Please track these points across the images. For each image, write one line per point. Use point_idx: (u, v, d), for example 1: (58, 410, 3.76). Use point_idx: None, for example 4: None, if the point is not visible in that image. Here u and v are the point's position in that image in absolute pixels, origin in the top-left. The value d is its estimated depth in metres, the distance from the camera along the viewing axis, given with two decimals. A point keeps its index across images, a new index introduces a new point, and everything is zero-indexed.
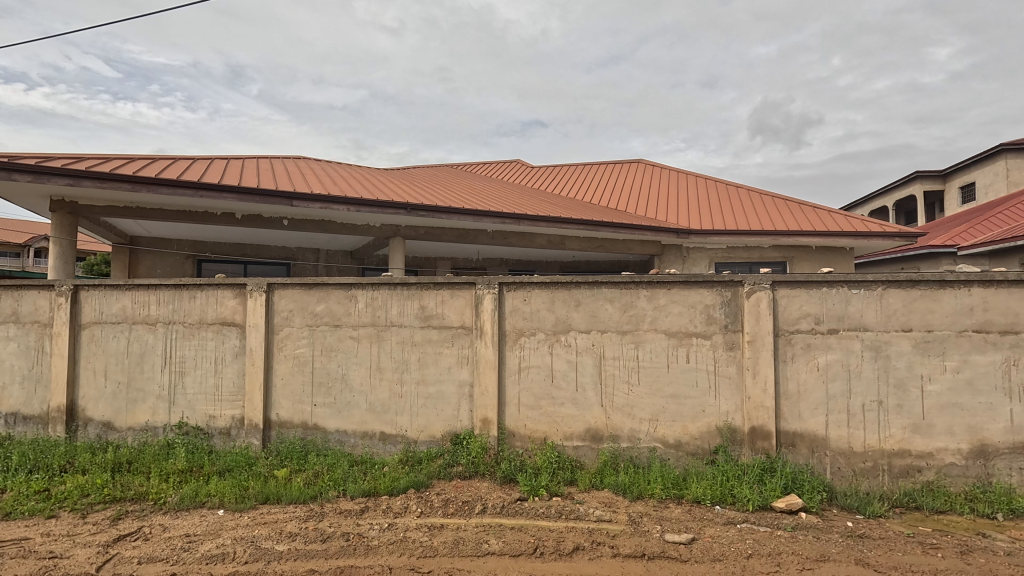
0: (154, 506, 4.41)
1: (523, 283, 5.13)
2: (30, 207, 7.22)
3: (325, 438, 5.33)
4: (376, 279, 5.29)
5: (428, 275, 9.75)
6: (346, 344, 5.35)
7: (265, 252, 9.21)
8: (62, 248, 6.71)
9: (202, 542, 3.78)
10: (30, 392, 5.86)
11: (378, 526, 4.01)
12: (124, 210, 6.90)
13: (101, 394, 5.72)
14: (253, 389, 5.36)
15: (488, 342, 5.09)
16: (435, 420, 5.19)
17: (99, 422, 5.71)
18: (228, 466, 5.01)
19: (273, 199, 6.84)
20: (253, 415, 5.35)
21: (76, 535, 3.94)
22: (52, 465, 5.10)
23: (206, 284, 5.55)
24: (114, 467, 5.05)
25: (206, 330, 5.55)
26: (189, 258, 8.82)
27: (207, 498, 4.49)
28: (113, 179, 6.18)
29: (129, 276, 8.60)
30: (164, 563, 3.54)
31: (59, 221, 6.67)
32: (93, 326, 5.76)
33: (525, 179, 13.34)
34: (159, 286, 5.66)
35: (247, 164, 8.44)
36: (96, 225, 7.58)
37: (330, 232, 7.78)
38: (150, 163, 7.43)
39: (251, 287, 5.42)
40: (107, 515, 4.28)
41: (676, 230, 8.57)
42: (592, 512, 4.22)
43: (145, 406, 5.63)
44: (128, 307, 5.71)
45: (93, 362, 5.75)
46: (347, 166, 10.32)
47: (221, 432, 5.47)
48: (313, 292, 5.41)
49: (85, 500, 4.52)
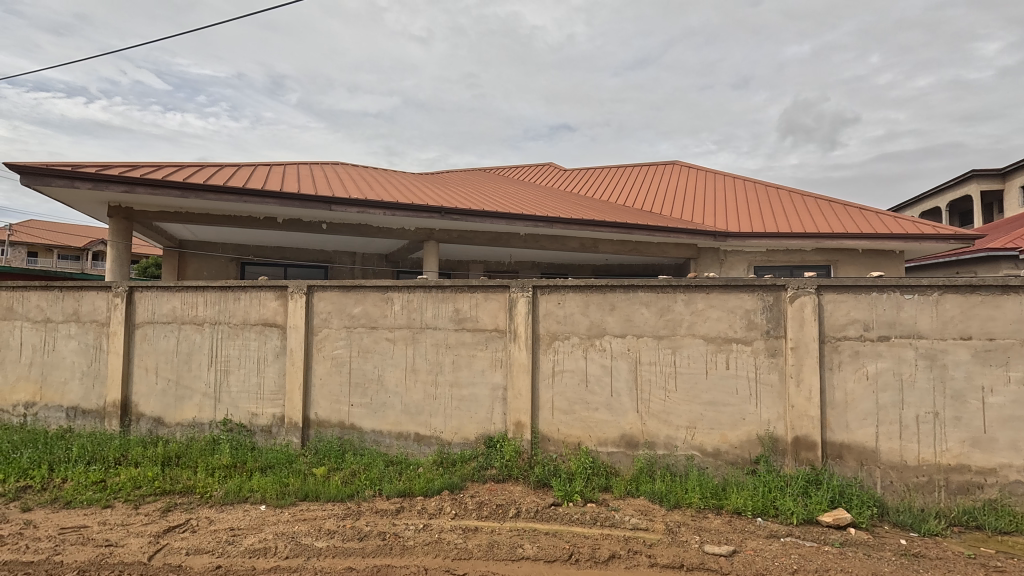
0: (200, 500, 4.59)
1: (557, 286, 5.10)
2: (90, 212, 7.67)
3: (361, 438, 5.43)
4: (412, 282, 5.37)
5: (462, 278, 9.87)
6: (382, 346, 5.45)
7: (304, 255, 9.50)
8: (119, 252, 7.10)
9: (246, 536, 3.89)
10: (89, 387, 6.20)
11: (414, 526, 4.05)
12: (174, 216, 7.24)
13: (152, 390, 6.00)
14: (293, 389, 5.51)
15: (522, 346, 5.08)
16: (469, 423, 5.21)
17: (150, 418, 5.99)
18: (269, 463, 5.16)
19: (313, 204, 7.05)
20: (293, 414, 5.50)
21: (130, 525, 4.13)
22: (106, 457, 5.36)
23: (250, 286, 5.75)
24: (162, 462, 5.28)
25: (249, 330, 5.75)
26: (233, 261, 9.19)
27: (249, 493, 4.64)
28: (165, 186, 6.52)
29: (179, 278, 9.03)
30: (210, 555, 3.66)
31: (115, 226, 7.09)
32: (146, 325, 6.05)
33: (558, 182, 13.35)
34: (206, 288, 5.90)
35: (288, 171, 8.73)
36: (149, 229, 8.00)
37: (367, 235, 7.94)
38: (199, 170, 7.78)
39: (292, 289, 5.59)
40: (157, 506, 4.48)
41: (713, 232, 8.37)
42: (628, 520, 4.14)
43: (192, 403, 5.87)
44: (178, 307, 5.97)
45: (145, 360, 6.03)
46: (384, 171, 10.53)
47: (263, 429, 5.64)
48: (351, 294, 5.52)
49: (137, 491, 4.74)
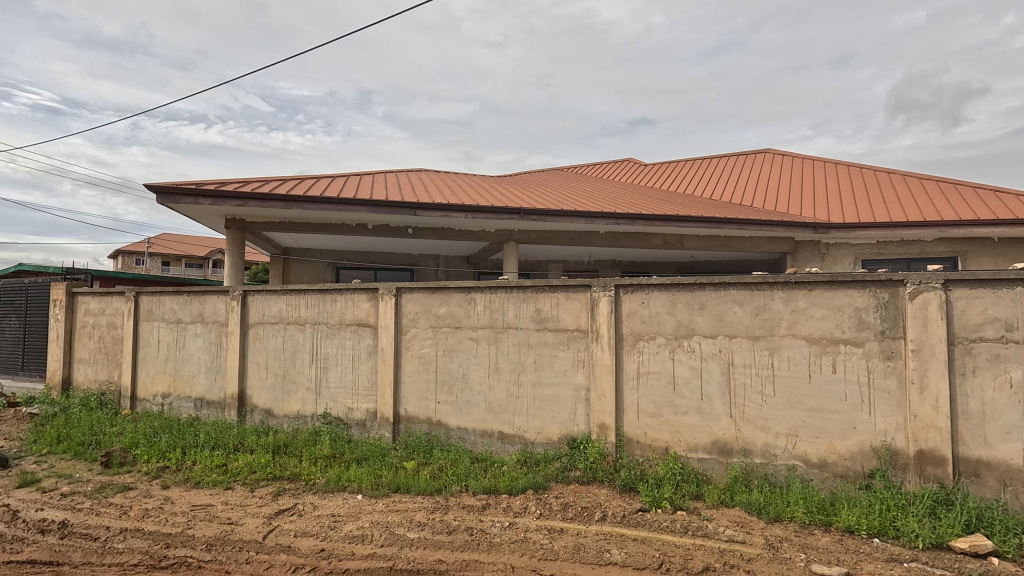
0: (305, 486, 4.97)
1: (641, 285, 4.94)
2: (211, 225, 8.62)
3: (447, 435, 5.61)
4: (493, 283, 5.45)
5: (541, 278, 9.88)
6: (465, 345, 5.59)
7: (392, 258, 10.02)
8: (235, 259, 7.91)
9: (345, 522, 4.16)
10: (212, 380, 6.95)
11: (500, 524, 4.10)
12: (279, 226, 7.94)
13: (263, 384, 6.60)
14: (384, 386, 5.82)
15: (605, 346, 4.98)
16: (552, 423, 5.20)
17: (262, 409, 6.59)
18: (364, 455, 5.48)
19: (399, 210, 7.40)
20: (385, 409, 5.80)
21: (247, 506, 4.57)
22: (227, 443, 5.98)
23: (345, 289, 6.15)
24: (273, 450, 5.79)
25: (345, 330, 6.14)
26: (330, 266, 9.90)
27: (347, 483, 4.95)
28: (271, 200, 7.19)
29: (284, 282, 9.88)
30: (314, 538, 3.94)
31: (231, 237, 7.93)
32: (258, 325, 6.67)
33: (638, 177, 12.97)
34: (307, 291, 6.39)
35: (376, 179, 9.24)
36: (258, 238, 8.82)
37: (449, 238, 8.20)
38: (299, 182, 8.46)
39: (382, 291, 5.90)
40: (269, 490, 4.93)
41: (813, 224, 7.70)
42: (722, 532, 3.91)
43: (297, 396, 6.39)
44: (284, 309, 6.52)
45: (257, 357, 6.65)
46: (464, 175, 10.81)
47: (358, 423, 6.01)
48: (436, 295, 5.72)
49: (252, 476, 5.24)
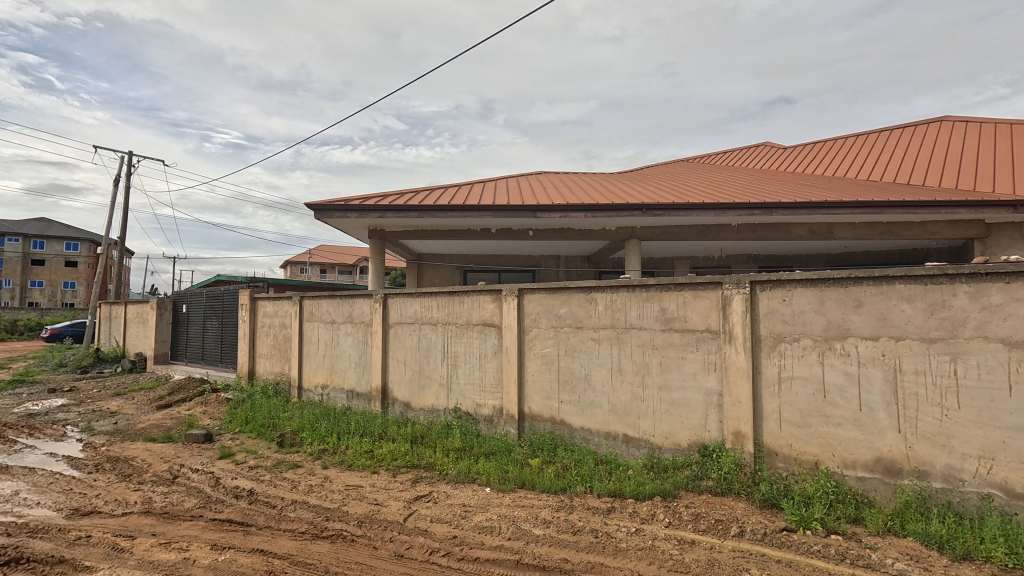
0: (439, 476, 5.34)
1: (781, 281, 4.47)
2: (357, 236, 9.66)
3: (571, 434, 5.62)
4: (615, 282, 5.34)
5: (666, 276, 9.45)
6: (587, 345, 5.55)
7: (514, 260, 10.34)
8: (377, 266, 8.78)
9: (475, 513, 4.39)
10: (361, 374, 7.79)
11: (626, 529, 4.00)
12: (413, 234, 8.64)
13: (402, 379, 7.23)
14: (509, 384, 6.02)
15: (739, 348, 4.59)
16: (681, 429, 4.94)
17: (401, 402, 7.22)
18: (492, 450, 5.72)
19: (520, 213, 7.60)
20: (510, 406, 6.00)
21: (391, 489, 5.05)
22: (373, 431, 6.65)
23: (472, 291, 6.48)
24: (411, 439, 6.31)
25: (472, 330, 6.48)
26: (458, 269, 10.53)
27: (477, 475, 5.22)
28: (406, 210, 7.85)
29: (418, 285, 10.71)
30: (448, 525, 4.21)
31: (373, 245, 8.82)
32: (396, 325, 7.32)
33: (776, 162, 11.77)
34: (438, 293, 6.86)
35: (498, 185, 9.59)
36: (396, 246, 9.69)
37: (570, 238, 8.21)
38: (430, 192, 9.11)
39: (505, 292, 6.11)
40: (409, 477, 5.38)
41: (1012, 202, 6.31)
42: (890, 564, 3.38)
43: (431, 391, 6.89)
44: (418, 310, 7.08)
45: (397, 354, 7.31)
46: (583, 175, 10.74)
47: (485, 419, 6.29)
48: (557, 296, 5.77)
49: (394, 462, 5.77)
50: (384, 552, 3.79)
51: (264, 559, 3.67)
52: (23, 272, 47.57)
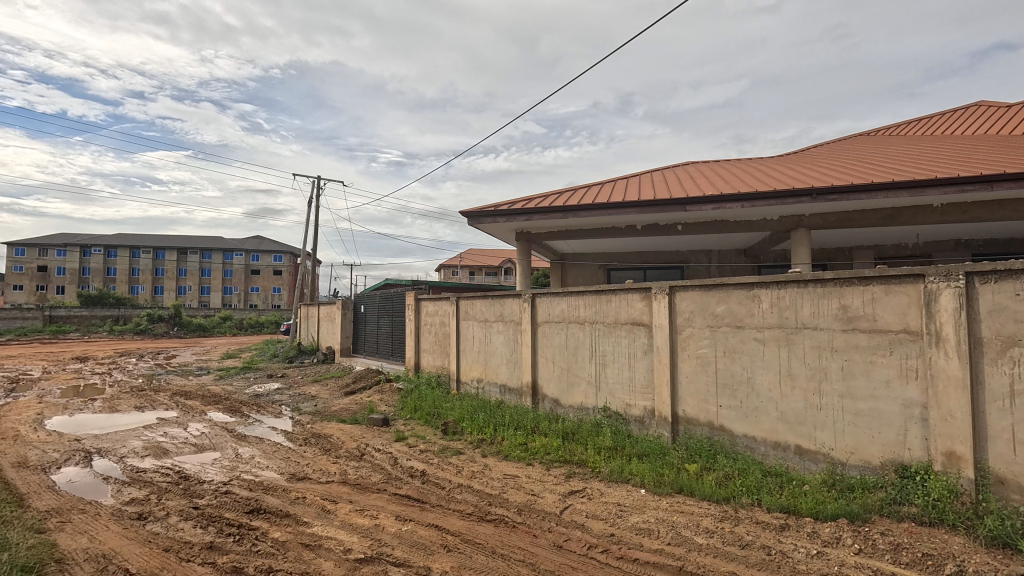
0: (592, 473, 5.38)
1: (1012, 271, 3.63)
2: (505, 239, 10.17)
3: (733, 441, 5.24)
4: (782, 277, 4.85)
5: (843, 269, 8.28)
6: (750, 346, 5.12)
7: (661, 257, 9.95)
8: (524, 267, 9.14)
9: (631, 514, 4.33)
10: (512, 370, 8.19)
11: (804, 550, 3.61)
12: (558, 234, 8.82)
13: (551, 376, 7.43)
14: (661, 385, 5.82)
15: (951, 353, 3.84)
16: (871, 444, 4.30)
17: (551, 398, 7.43)
18: (645, 451, 5.59)
19: (668, 207, 7.29)
20: (663, 408, 5.80)
21: (546, 482, 5.23)
22: (526, 425, 6.95)
23: (619, 289, 6.41)
24: (562, 435, 6.45)
25: (620, 329, 6.40)
26: (602, 268, 10.47)
27: (630, 476, 5.15)
28: (551, 212, 8.06)
29: (563, 285, 10.90)
30: (604, 522, 4.23)
31: (520, 247, 9.21)
32: (545, 324, 7.55)
33: (997, 124, 9.53)
34: (585, 292, 6.91)
35: (643, 179, 9.31)
36: (541, 247, 9.98)
37: (724, 231, 7.64)
38: (573, 193, 9.21)
39: (655, 290, 5.92)
40: (562, 471, 5.52)
41: None
42: None
43: (580, 389, 6.97)
44: (566, 309, 7.21)
45: (546, 351, 7.53)
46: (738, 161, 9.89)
47: (637, 420, 6.17)
48: (713, 293, 5.42)
49: (548, 457, 5.96)
50: (544, 541, 3.95)
51: (438, 534, 4.09)
52: (246, 280, 59.09)
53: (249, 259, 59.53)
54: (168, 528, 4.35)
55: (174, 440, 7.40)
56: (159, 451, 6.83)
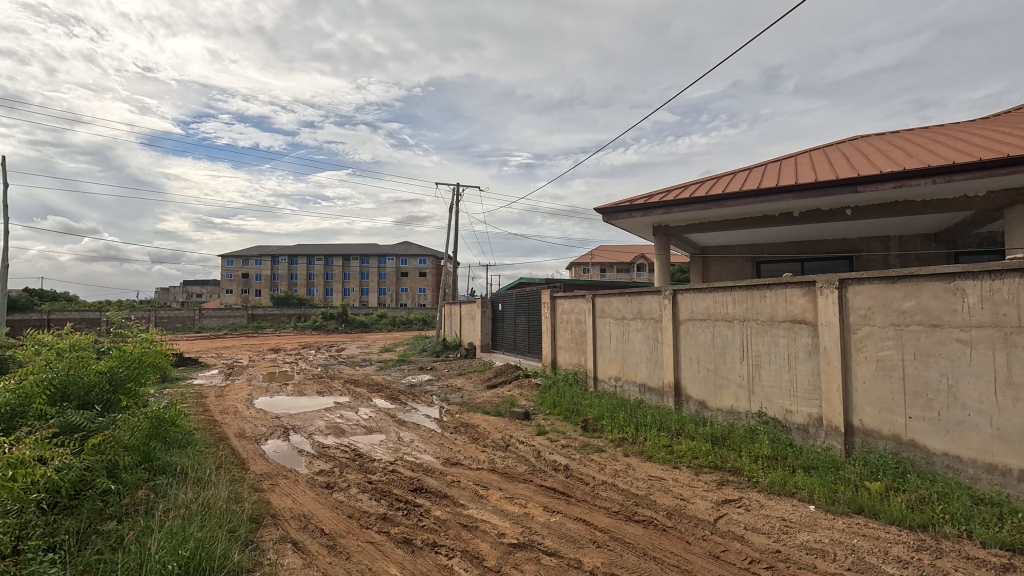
0: (749, 482, 4.99)
1: None
2: (642, 234, 9.87)
3: (928, 460, 4.46)
4: (996, 266, 3.99)
5: None
6: (951, 349, 4.32)
7: (823, 247, 8.83)
8: (663, 262, 8.78)
9: (800, 531, 3.93)
10: (652, 370, 7.92)
11: None
12: (700, 227, 8.32)
13: (697, 377, 7.03)
14: (831, 391, 5.17)
15: None
16: None
17: (696, 400, 7.03)
18: (812, 464, 5.02)
19: (834, 190, 6.43)
20: (833, 417, 5.15)
21: (696, 487, 4.98)
22: (670, 427, 6.67)
23: (776, 284, 5.83)
24: (711, 440, 6.08)
25: (778, 327, 5.83)
26: (750, 261, 9.62)
27: (795, 489, 4.67)
28: (692, 203, 7.63)
29: (705, 280, 10.25)
30: (767, 537, 3.90)
31: (659, 242, 8.87)
32: (688, 322, 7.18)
33: None
34: (734, 287, 6.42)
35: (801, 160, 8.34)
36: (680, 241, 9.50)
37: (909, 213, 6.51)
38: (717, 181, 8.60)
39: (821, 284, 5.28)
40: (714, 478, 5.20)
41: None
42: None
43: (729, 392, 6.50)
44: (711, 306, 6.77)
45: (689, 351, 7.15)
46: (925, 130, 8.36)
47: (799, 428, 5.57)
48: (897, 287, 4.67)
49: (696, 461, 5.67)
50: (699, 548, 3.77)
51: (587, 528, 4.13)
52: (397, 281, 65.46)
53: (399, 263, 65.81)
54: (350, 497, 5.02)
55: (349, 422, 8.49)
56: (337, 430, 7.91)
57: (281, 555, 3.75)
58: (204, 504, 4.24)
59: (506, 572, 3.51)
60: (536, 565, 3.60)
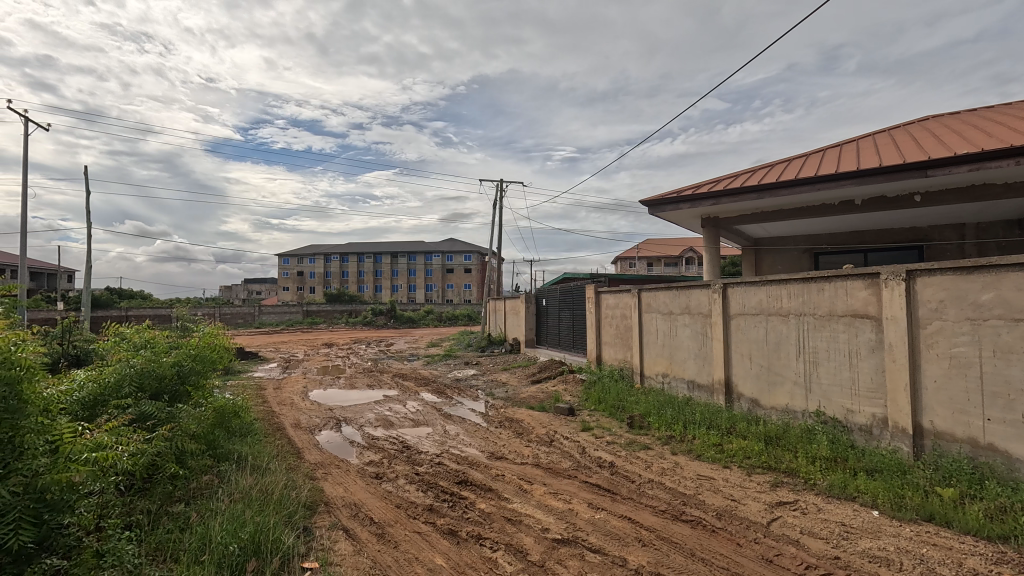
0: (805, 485, 4.76)
1: None
2: (690, 227, 9.58)
3: (1009, 466, 4.11)
4: None
5: None
6: None
7: (889, 236, 8.26)
8: (712, 255, 8.50)
9: (861, 537, 3.72)
10: (701, 366, 7.69)
11: None
12: (751, 217, 7.98)
13: (748, 374, 6.76)
14: (897, 390, 4.85)
15: None
16: None
17: (748, 398, 6.76)
18: (876, 467, 4.72)
19: (900, 175, 5.99)
20: (899, 418, 4.83)
21: (747, 488, 4.80)
22: (720, 425, 6.45)
23: (835, 276, 5.52)
24: (765, 439, 5.83)
25: (837, 322, 5.51)
26: (807, 252, 9.15)
27: (857, 493, 4.42)
28: (743, 193, 7.34)
29: (757, 273, 9.84)
30: (824, 542, 3.71)
31: (708, 234, 8.59)
32: (738, 317, 6.91)
33: None
34: (789, 281, 6.13)
35: (863, 144, 7.81)
36: (731, 233, 9.15)
37: (988, 198, 5.98)
38: (770, 169, 8.21)
39: (886, 276, 4.94)
40: (767, 479, 4.99)
41: None
42: None
43: (784, 390, 6.22)
44: (764, 300, 6.49)
45: (741, 346, 6.89)
46: (1008, 105, 7.63)
47: (862, 429, 5.25)
48: (974, 278, 4.32)
49: (748, 461, 5.46)
50: (750, 551, 3.63)
51: (633, 527, 4.07)
52: (443, 278, 66.57)
53: (445, 260, 66.86)
54: (398, 488, 5.16)
55: (397, 415, 8.73)
56: (386, 423, 8.15)
57: (334, 541, 3.90)
58: (263, 490, 4.48)
59: (550, 567, 3.51)
60: (580, 561, 3.58)
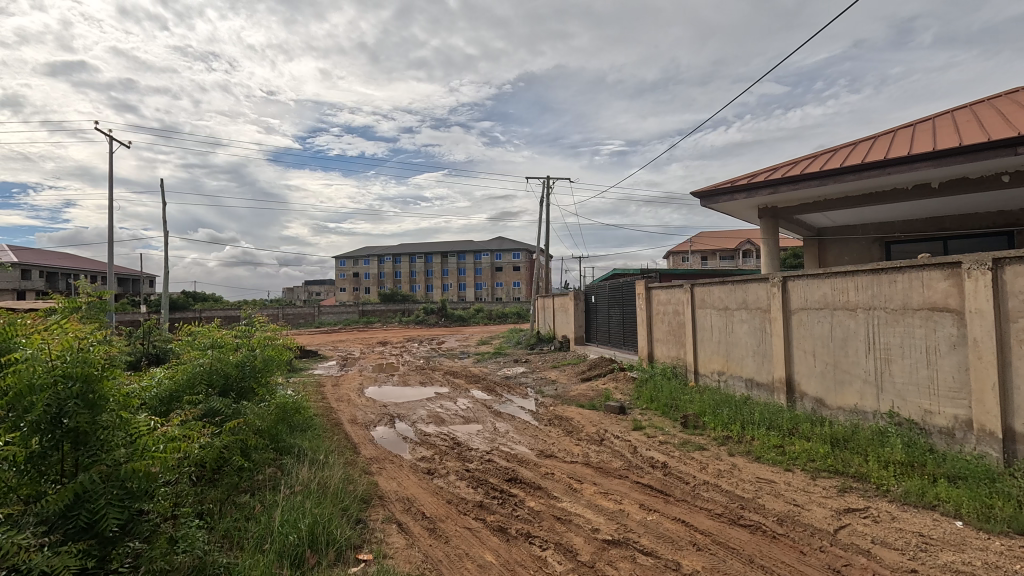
0: (877, 491, 4.43)
1: None
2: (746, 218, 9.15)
3: None
4: None
5: None
6: None
7: (972, 222, 7.56)
8: (771, 247, 8.08)
9: (943, 550, 3.42)
10: (760, 364, 7.34)
11: None
12: (814, 206, 7.53)
13: (812, 371, 6.38)
14: (983, 390, 4.43)
15: None
16: None
17: (812, 398, 6.39)
18: (960, 473, 4.33)
19: (985, 154, 5.44)
20: (986, 420, 4.41)
21: (812, 493, 4.53)
22: (781, 425, 6.12)
23: (909, 267, 5.10)
24: (831, 442, 5.47)
25: (912, 317, 5.10)
26: (877, 242, 8.59)
27: (937, 502, 4.08)
28: (804, 180, 6.94)
29: (821, 265, 9.41)
30: (899, 553, 3.45)
31: (766, 225, 8.19)
32: (800, 312, 6.54)
33: None
34: (857, 272, 5.73)
35: (942, 121, 7.17)
36: (791, 223, 8.68)
37: None
38: (835, 153, 7.71)
39: (969, 265, 4.52)
40: (834, 484, 4.69)
41: None
42: None
43: (853, 389, 5.82)
44: (829, 294, 6.10)
45: (804, 343, 6.51)
46: None
47: (942, 431, 4.84)
48: None
49: (812, 464, 5.16)
50: (815, 560, 3.43)
51: (687, 530, 3.94)
52: (492, 276, 67.20)
53: (494, 259, 67.40)
54: (449, 484, 5.24)
55: (448, 412, 8.89)
56: (438, 419, 8.31)
57: (387, 534, 4.02)
58: (321, 484, 4.67)
59: (600, 568, 3.46)
60: (631, 563, 3.50)
